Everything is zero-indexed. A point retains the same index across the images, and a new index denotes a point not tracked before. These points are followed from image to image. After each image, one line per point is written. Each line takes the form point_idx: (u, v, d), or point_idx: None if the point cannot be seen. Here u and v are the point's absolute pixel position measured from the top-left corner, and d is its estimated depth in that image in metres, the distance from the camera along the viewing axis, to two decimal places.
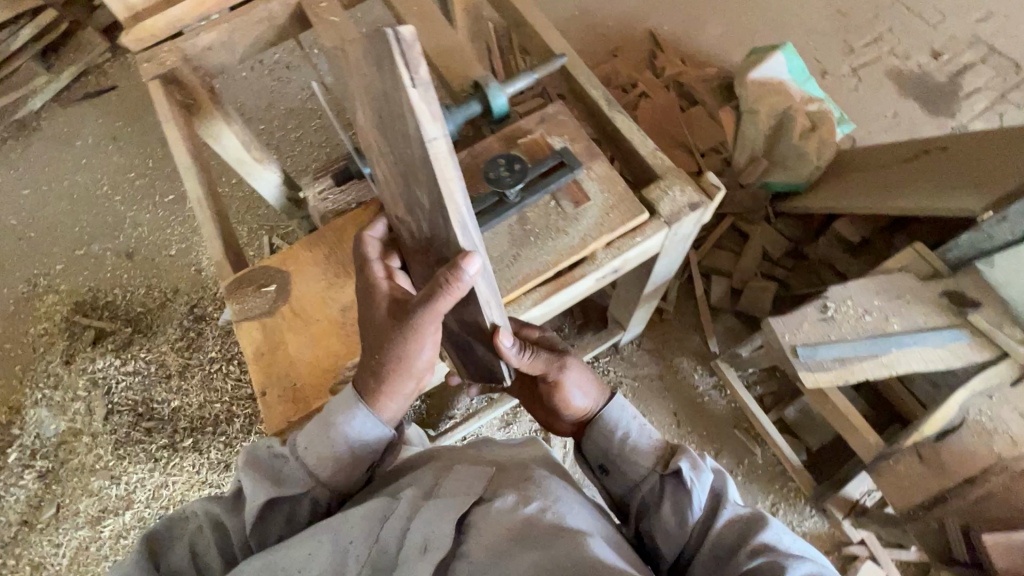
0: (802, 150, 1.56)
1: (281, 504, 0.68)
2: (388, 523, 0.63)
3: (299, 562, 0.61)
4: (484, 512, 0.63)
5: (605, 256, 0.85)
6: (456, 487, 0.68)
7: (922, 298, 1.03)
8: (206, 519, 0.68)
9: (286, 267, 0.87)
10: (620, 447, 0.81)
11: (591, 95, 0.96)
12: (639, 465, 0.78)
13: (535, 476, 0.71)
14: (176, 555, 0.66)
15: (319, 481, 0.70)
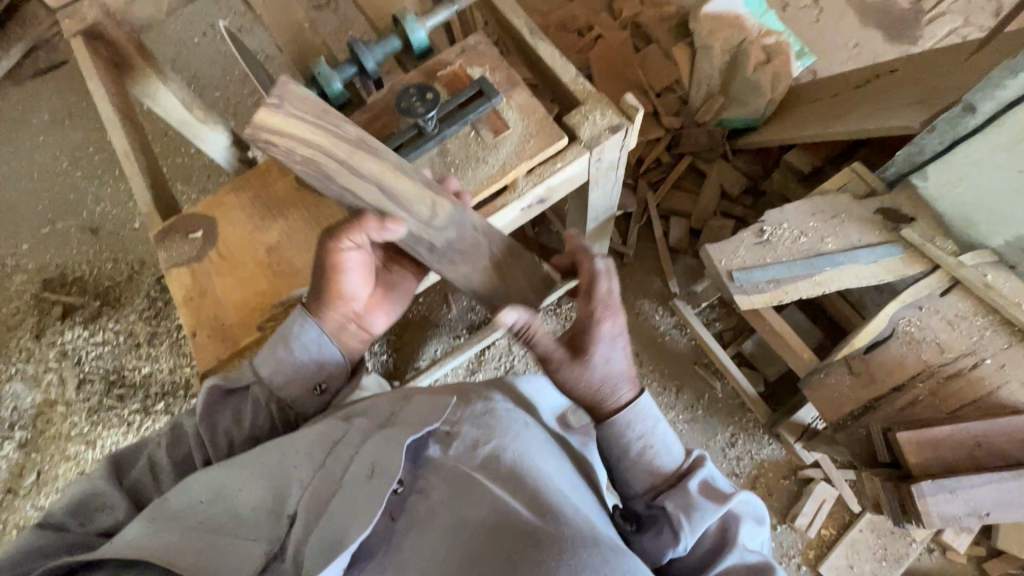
0: (755, 83, 1.55)
1: (229, 399, 0.76)
2: (335, 452, 0.65)
3: (241, 487, 0.64)
4: (445, 449, 0.69)
5: (527, 184, 0.85)
6: (411, 416, 0.67)
7: (857, 216, 1.04)
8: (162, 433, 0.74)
9: (212, 213, 0.88)
10: (637, 465, 0.77)
11: (513, 23, 0.95)
12: (641, 484, 0.77)
13: (492, 410, 0.74)
14: (136, 468, 0.71)
15: (261, 380, 0.75)
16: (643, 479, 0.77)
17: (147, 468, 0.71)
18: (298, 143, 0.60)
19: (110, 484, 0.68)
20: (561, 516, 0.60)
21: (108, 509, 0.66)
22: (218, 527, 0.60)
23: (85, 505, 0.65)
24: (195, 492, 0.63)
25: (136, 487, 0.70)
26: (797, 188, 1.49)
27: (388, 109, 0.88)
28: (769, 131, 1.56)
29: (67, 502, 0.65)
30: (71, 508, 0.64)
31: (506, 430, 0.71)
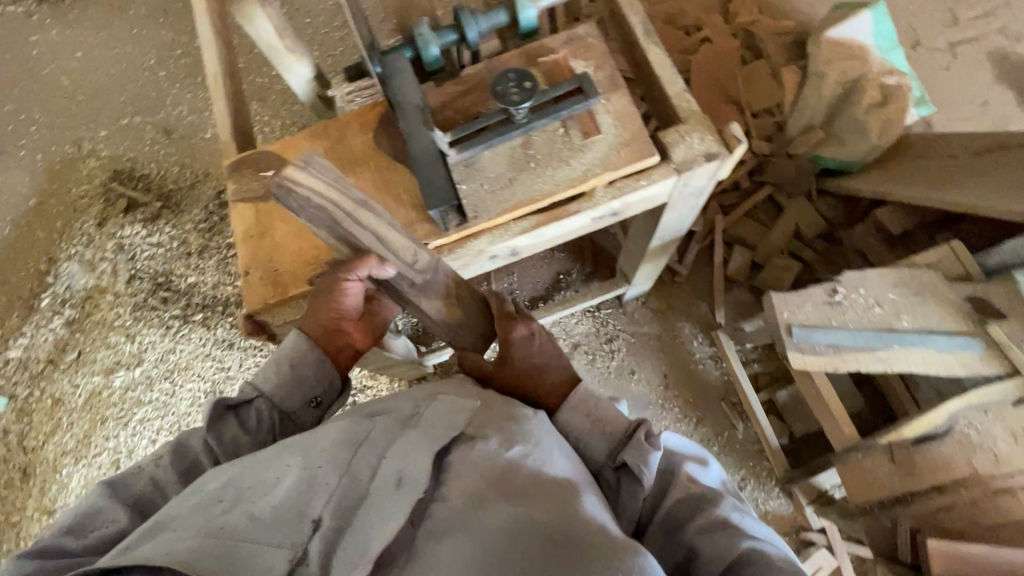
0: (863, 125, 1.43)
1: (232, 415, 0.74)
2: (359, 454, 0.65)
3: (268, 484, 0.64)
4: (467, 454, 0.66)
5: (604, 195, 0.81)
6: (436, 419, 0.69)
7: (944, 299, 0.96)
8: (163, 449, 0.71)
9: (286, 155, 0.87)
10: (588, 429, 0.76)
11: (628, 20, 0.89)
12: (598, 447, 0.75)
13: (519, 420, 0.72)
14: (134, 482, 0.68)
15: (263, 394, 0.76)
16: (597, 442, 0.75)
17: (147, 481, 0.69)
18: (313, 194, 0.63)
19: (110, 499, 0.66)
20: (584, 536, 0.60)
21: (108, 525, 0.64)
22: (242, 531, 0.59)
23: (81, 523, 0.64)
24: (210, 492, 0.64)
25: (138, 498, 0.68)
26: (879, 246, 1.39)
27: (481, 87, 0.85)
28: (865, 179, 1.45)
29: (64, 521, 0.63)
30: (65, 525, 0.63)
31: (528, 446, 0.69)
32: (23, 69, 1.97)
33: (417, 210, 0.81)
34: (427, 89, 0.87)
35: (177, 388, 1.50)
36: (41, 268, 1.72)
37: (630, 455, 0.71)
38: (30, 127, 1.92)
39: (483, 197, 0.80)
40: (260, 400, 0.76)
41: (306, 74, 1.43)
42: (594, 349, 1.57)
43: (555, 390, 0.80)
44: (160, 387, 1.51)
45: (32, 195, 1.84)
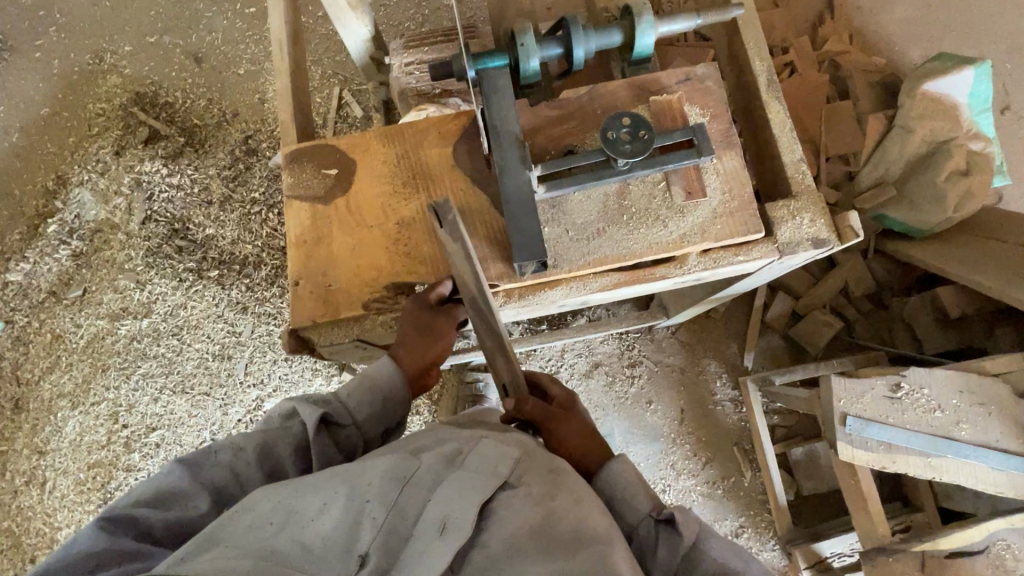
0: (940, 193, 1.34)
1: (320, 438, 0.67)
2: (409, 489, 0.59)
3: (314, 510, 0.56)
4: (509, 501, 0.59)
5: (696, 263, 0.75)
6: (480, 462, 0.62)
7: (1007, 415, 0.92)
8: (251, 444, 0.65)
9: (353, 155, 0.78)
10: (634, 480, 0.70)
11: (753, 66, 0.80)
12: (642, 500, 0.69)
13: (559, 471, 0.66)
14: (216, 468, 0.63)
15: (356, 422, 0.70)
16: (643, 495, 0.69)
17: (228, 471, 0.63)
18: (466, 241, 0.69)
19: (195, 484, 0.61)
20: None
21: (188, 510, 0.60)
22: (279, 557, 0.52)
23: (168, 501, 0.60)
24: (260, 513, 0.56)
25: (220, 487, 0.63)
26: (930, 324, 1.34)
27: (582, 117, 0.77)
28: (929, 250, 1.39)
29: (145, 493, 0.59)
30: (149, 499, 0.59)
31: (573, 505, 0.61)
32: None
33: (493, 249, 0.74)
34: (519, 107, 0.78)
35: (185, 347, 1.45)
36: (50, 188, 1.61)
37: (681, 511, 0.67)
38: (47, 27, 1.75)
39: (566, 245, 0.73)
40: (351, 428, 0.70)
41: (365, 35, 1.31)
42: (616, 371, 1.53)
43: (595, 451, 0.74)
44: (167, 342, 1.45)
45: (45, 104, 1.70)
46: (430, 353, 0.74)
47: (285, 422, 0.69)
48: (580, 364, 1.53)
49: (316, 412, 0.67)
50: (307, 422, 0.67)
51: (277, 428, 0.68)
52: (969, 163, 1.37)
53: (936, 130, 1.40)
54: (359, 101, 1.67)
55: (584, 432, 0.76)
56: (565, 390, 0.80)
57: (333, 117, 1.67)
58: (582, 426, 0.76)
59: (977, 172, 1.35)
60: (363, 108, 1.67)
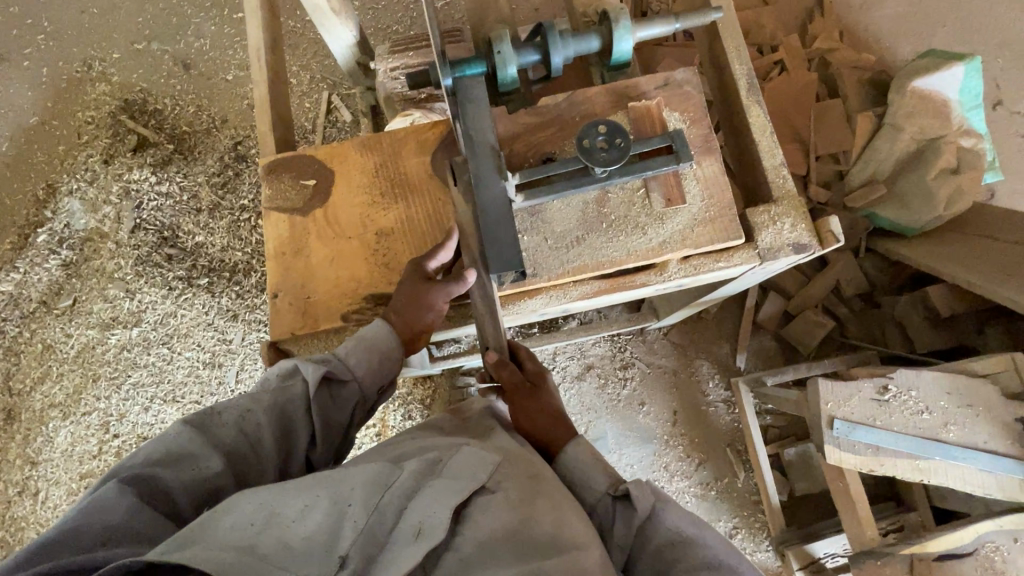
0: (930, 191, 1.34)
1: (324, 392, 0.69)
2: (390, 495, 0.57)
3: (295, 513, 0.55)
4: (485, 506, 0.59)
5: (677, 270, 0.74)
6: (460, 469, 0.62)
7: (996, 417, 0.92)
8: (258, 405, 0.65)
9: (331, 165, 0.78)
10: (592, 463, 0.73)
11: (733, 70, 0.80)
12: (598, 479, 0.71)
13: (539, 477, 0.66)
14: (225, 429, 0.62)
15: (357, 377, 0.71)
16: (599, 475, 0.71)
17: (237, 433, 0.62)
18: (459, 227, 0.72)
19: (206, 444, 0.60)
20: None
21: (202, 470, 0.58)
22: (256, 561, 0.51)
23: (180, 461, 0.58)
24: (241, 514, 0.54)
25: (231, 448, 0.61)
26: (921, 323, 1.34)
27: (560, 124, 0.76)
28: (918, 248, 1.38)
29: (155, 455, 0.57)
30: (161, 459, 0.57)
31: (550, 511, 0.61)
32: None
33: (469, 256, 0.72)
34: (497, 115, 0.77)
35: (175, 356, 1.45)
36: (40, 197, 1.60)
37: (635, 485, 0.67)
38: (35, 35, 1.74)
39: (545, 254, 0.73)
40: (351, 384, 0.71)
41: (350, 40, 1.31)
42: (608, 373, 1.53)
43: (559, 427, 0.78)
44: (157, 351, 1.45)
45: (34, 113, 1.69)
46: (423, 320, 0.72)
47: (287, 381, 0.68)
48: (572, 367, 1.53)
49: (319, 369, 0.68)
50: (310, 379, 0.67)
51: (280, 387, 0.67)
52: (959, 161, 1.36)
53: (925, 127, 1.39)
54: (348, 105, 1.66)
55: (550, 412, 0.78)
56: (538, 364, 0.82)
57: (322, 123, 1.66)
58: (548, 405, 0.79)
59: (967, 169, 1.35)
60: (352, 113, 1.67)
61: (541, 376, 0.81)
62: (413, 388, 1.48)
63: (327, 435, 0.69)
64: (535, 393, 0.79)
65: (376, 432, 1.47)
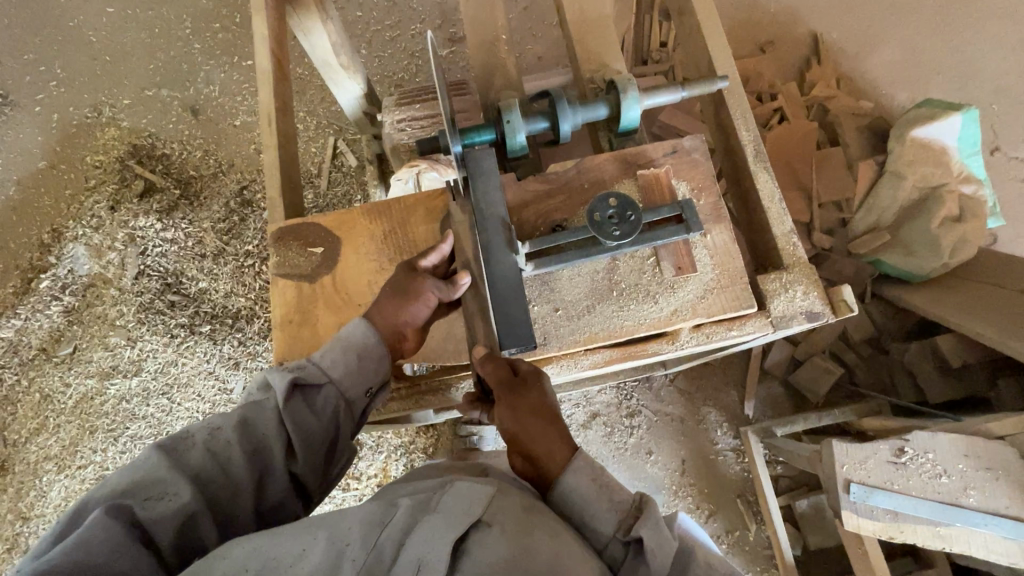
0: (934, 239, 1.34)
1: (297, 396, 0.65)
2: (387, 532, 0.54)
3: (291, 558, 0.53)
4: (482, 541, 0.55)
5: (689, 338, 0.73)
6: (454, 503, 0.57)
7: (1015, 478, 0.89)
8: (227, 421, 0.61)
9: (338, 232, 0.78)
10: (594, 497, 0.63)
11: (740, 137, 0.81)
12: (605, 520, 0.62)
13: (533, 509, 0.60)
14: (192, 451, 0.58)
15: (333, 380, 0.67)
16: (605, 515, 0.62)
17: (206, 453, 0.59)
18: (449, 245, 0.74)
19: (174, 468, 0.56)
20: None
21: (171, 498, 0.55)
22: None
23: (149, 489, 0.55)
24: (234, 559, 0.52)
25: (200, 474, 0.58)
26: (931, 370, 1.33)
27: (570, 193, 0.76)
28: (924, 296, 1.38)
29: (121, 485, 0.54)
30: (126, 487, 0.54)
31: (550, 542, 0.56)
32: (48, 16, 1.81)
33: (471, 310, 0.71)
34: (506, 181, 0.77)
35: (175, 406, 1.44)
36: (45, 242, 1.59)
37: (647, 530, 0.59)
38: (47, 82, 1.76)
39: (555, 321, 0.72)
40: (328, 388, 0.66)
41: (359, 92, 1.33)
42: (613, 421, 1.50)
43: (553, 442, 0.65)
44: (157, 400, 1.44)
45: (43, 158, 1.69)
46: (408, 315, 0.71)
47: (260, 396, 0.65)
48: (577, 415, 1.50)
49: (286, 376, 0.65)
50: (279, 389, 0.64)
51: (253, 403, 0.64)
52: (962, 209, 1.37)
53: (927, 176, 1.40)
54: (354, 150, 1.68)
55: (543, 415, 0.66)
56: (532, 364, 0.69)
57: (327, 167, 1.67)
58: (541, 411, 0.67)
59: (970, 218, 1.35)
60: (358, 158, 1.68)
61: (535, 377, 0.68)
62: (416, 437, 1.45)
63: (309, 446, 0.64)
64: (525, 392, 0.67)
65: (377, 483, 1.43)
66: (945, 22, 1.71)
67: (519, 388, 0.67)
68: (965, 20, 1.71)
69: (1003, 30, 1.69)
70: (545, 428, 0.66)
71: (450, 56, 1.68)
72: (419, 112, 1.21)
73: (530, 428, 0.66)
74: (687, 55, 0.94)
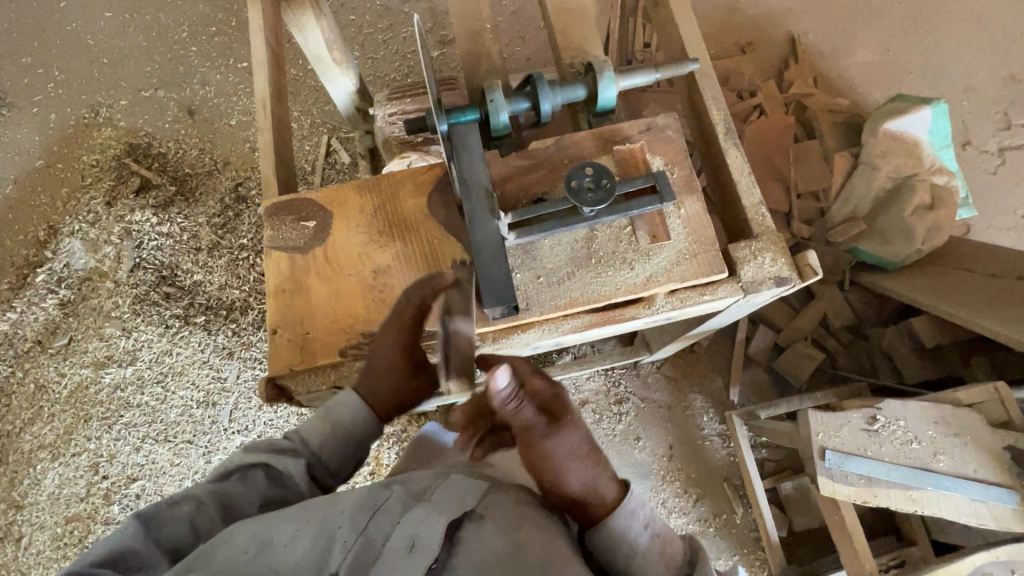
0: (908, 226, 1.39)
1: (286, 487, 0.64)
2: (378, 516, 0.57)
3: (285, 539, 0.55)
4: (475, 532, 0.57)
5: (664, 303, 0.77)
6: (447, 494, 0.61)
7: (982, 444, 0.93)
8: (209, 498, 0.60)
9: (329, 207, 0.82)
10: (637, 530, 0.63)
11: (711, 116, 0.85)
12: (652, 565, 0.62)
13: (526, 505, 0.64)
14: (174, 526, 0.57)
15: (326, 470, 0.68)
16: (654, 561, 0.62)
17: (188, 528, 0.58)
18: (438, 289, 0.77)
19: (152, 544, 0.55)
20: None
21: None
22: None
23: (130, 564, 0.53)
24: (234, 545, 0.55)
25: (177, 547, 0.58)
26: (908, 353, 1.37)
27: (550, 166, 0.80)
28: (899, 281, 1.43)
29: (103, 554, 0.52)
30: (111, 559, 0.52)
31: (539, 531, 0.59)
32: (46, 20, 1.85)
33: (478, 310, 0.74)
34: (490, 157, 0.81)
35: (169, 395, 1.45)
36: (41, 238, 1.61)
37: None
38: (46, 84, 1.80)
39: (536, 288, 0.76)
40: (320, 473, 0.68)
41: (351, 88, 1.37)
42: (602, 409, 1.53)
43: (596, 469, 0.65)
44: (151, 390, 1.46)
45: (40, 157, 1.72)
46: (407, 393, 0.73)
47: (249, 474, 0.63)
48: None
49: (292, 462, 0.65)
50: (293, 472, 0.64)
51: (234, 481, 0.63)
52: (934, 198, 1.43)
53: (899, 166, 1.46)
54: (347, 148, 1.72)
55: (578, 444, 0.66)
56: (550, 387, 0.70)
57: (321, 164, 1.71)
58: (577, 439, 0.66)
59: (941, 206, 1.41)
60: (351, 155, 1.72)
61: (561, 405, 0.68)
62: (408, 425, 1.48)
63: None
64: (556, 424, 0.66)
65: (369, 471, 1.45)
66: (916, 23, 1.78)
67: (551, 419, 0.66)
68: (935, 22, 1.78)
69: (971, 31, 1.77)
70: (583, 455, 0.65)
71: (441, 57, 1.74)
72: (409, 104, 1.25)
73: (572, 459, 0.64)
74: (662, 45, 1.00)
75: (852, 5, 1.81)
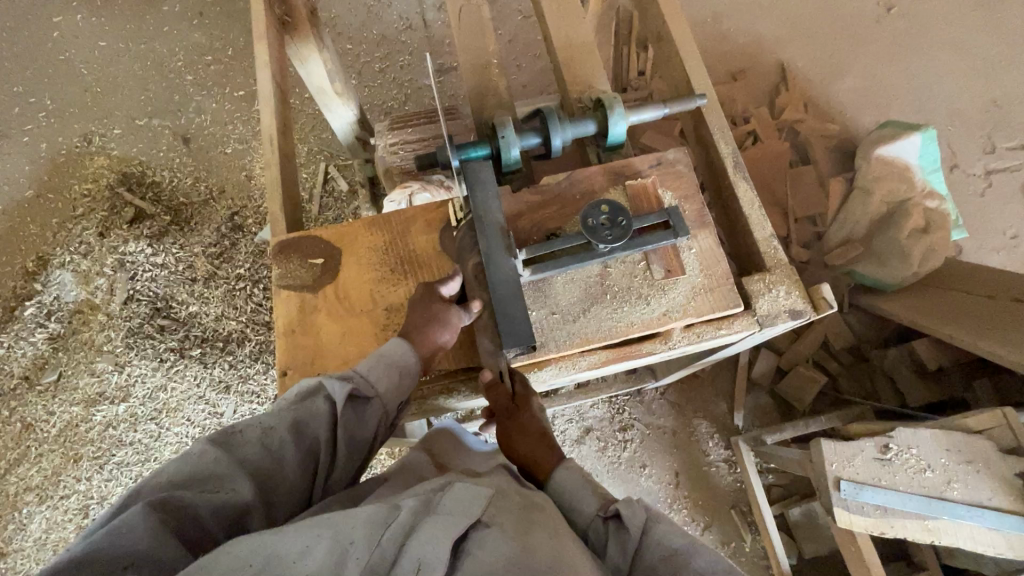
0: (903, 248, 1.41)
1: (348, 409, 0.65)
2: (392, 530, 0.50)
3: (293, 553, 0.47)
4: (484, 541, 0.52)
5: (680, 338, 0.77)
6: (454, 504, 0.54)
7: (996, 472, 0.93)
8: (280, 421, 0.61)
9: (339, 243, 0.80)
10: (583, 484, 0.68)
11: (720, 151, 0.86)
12: (588, 501, 0.66)
13: (535, 508, 0.61)
14: (248, 448, 0.58)
15: (379, 394, 0.67)
16: (589, 498, 0.67)
17: (261, 448, 0.58)
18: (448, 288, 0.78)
19: (232, 465, 0.55)
20: None
21: (229, 494, 0.53)
22: None
23: (204, 483, 0.53)
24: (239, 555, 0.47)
25: (256, 468, 0.57)
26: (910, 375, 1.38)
27: (563, 202, 0.80)
28: (897, 303, 1.45)
29: (177, 476, 0.52)
30: (183, 480, 0.52)
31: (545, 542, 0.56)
32: (39, 51, 1.84)
33: (479, 281, 0.73)
34: (502, 192, 0.81)
35: (163, 431, 1.42)
36: (29, 270, 1.57)
37: (624, 504, 0.63)
38: (37, 113, 1.77)
39: (552, 325, 0.75)
40: (375, 402, 0.67)
41: (351, 118, 1.37)
42: (607, 436, 1.51)
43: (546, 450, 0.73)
44: (145, 426, 1.42)
45: (30, 187, 1.69)
46: (438, 339, 0.71)
47: (311, 400, 0.64)
48: (572, 430, 1.51)
49: (344, 387, 0.64)
50: (337, 398, 0.64)
51: (302, 404, 0.63)
52: (927, 222, 1.45)
53: (893, 191, 1.48)
54: (346, 175, 1.72)
55: (533, 432, 0.73)
56: (526, 387, 0.74)
57: (318, 192, 1.70)
58: (533, 426, 0.74)
59: (935, 229, 1.43)
60: (349, 182, 1.71)
61: (526, 398, 0.74)
62: None
63: (352, 456, 0.65)
64: (517, 415, 0.73)
65: None
66: (900, 51, 1.84)
67: (517, 407, 0.73)
68: (917, 50, 1.84)
69: (952, 58, 1.83)
70: (535, 441, 0.73)
71: (439, 85, 1.76)
72: (411, 135, 1.25)
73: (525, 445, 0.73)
74: (666, 78, 1.01)
75: (839, 33, 1.86)
